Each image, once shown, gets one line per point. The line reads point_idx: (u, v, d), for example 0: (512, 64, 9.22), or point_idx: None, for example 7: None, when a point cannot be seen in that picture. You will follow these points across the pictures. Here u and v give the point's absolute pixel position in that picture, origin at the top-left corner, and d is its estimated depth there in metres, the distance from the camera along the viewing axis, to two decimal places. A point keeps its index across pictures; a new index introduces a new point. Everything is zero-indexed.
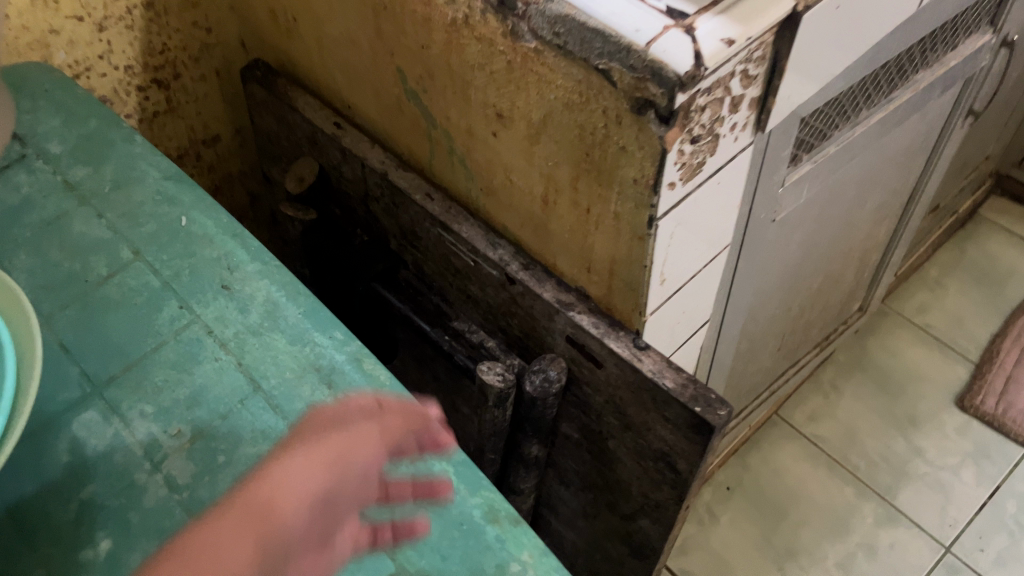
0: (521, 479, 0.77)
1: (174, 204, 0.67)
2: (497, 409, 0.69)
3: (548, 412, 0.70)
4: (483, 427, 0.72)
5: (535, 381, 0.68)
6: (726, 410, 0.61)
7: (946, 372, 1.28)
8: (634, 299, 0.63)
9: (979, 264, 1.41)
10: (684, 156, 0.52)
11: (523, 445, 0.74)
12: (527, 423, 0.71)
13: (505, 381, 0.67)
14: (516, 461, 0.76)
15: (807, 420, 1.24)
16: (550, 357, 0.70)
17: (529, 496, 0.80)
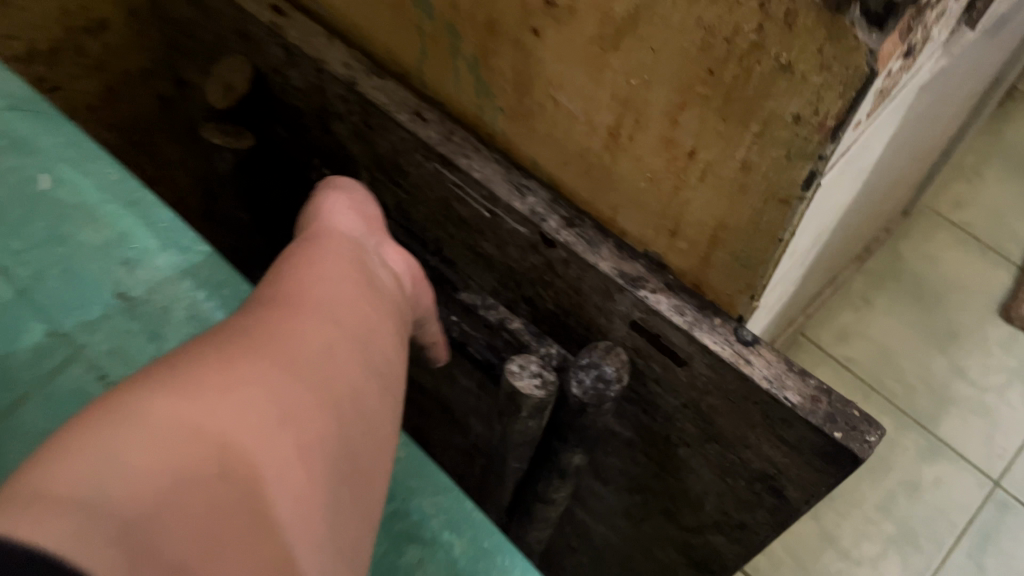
0: (552, 488, 0.59)
1: (31, 153, 0.50)
2: (531, 419, 0.50)
3: (600, 419, 0.50)
4: (509, 434, 0.53)
5: (585, 382, 0.48)
6: (877, 434, 0.43)
7: (987, 278, 1.13)
8: (744, 279, 0.43)
9: (1019, 151, 1.24)
10: (888, 79, 0.31)
11: (560, 454, 0.55)
12: (569, 431, 0.52)
13: (546, 388, 0.47)
14: (547, 468, 0.57)
15: (837, 341, 1.08)
16: (604, 345, 0.51)
17: (560, 502, 0.62)
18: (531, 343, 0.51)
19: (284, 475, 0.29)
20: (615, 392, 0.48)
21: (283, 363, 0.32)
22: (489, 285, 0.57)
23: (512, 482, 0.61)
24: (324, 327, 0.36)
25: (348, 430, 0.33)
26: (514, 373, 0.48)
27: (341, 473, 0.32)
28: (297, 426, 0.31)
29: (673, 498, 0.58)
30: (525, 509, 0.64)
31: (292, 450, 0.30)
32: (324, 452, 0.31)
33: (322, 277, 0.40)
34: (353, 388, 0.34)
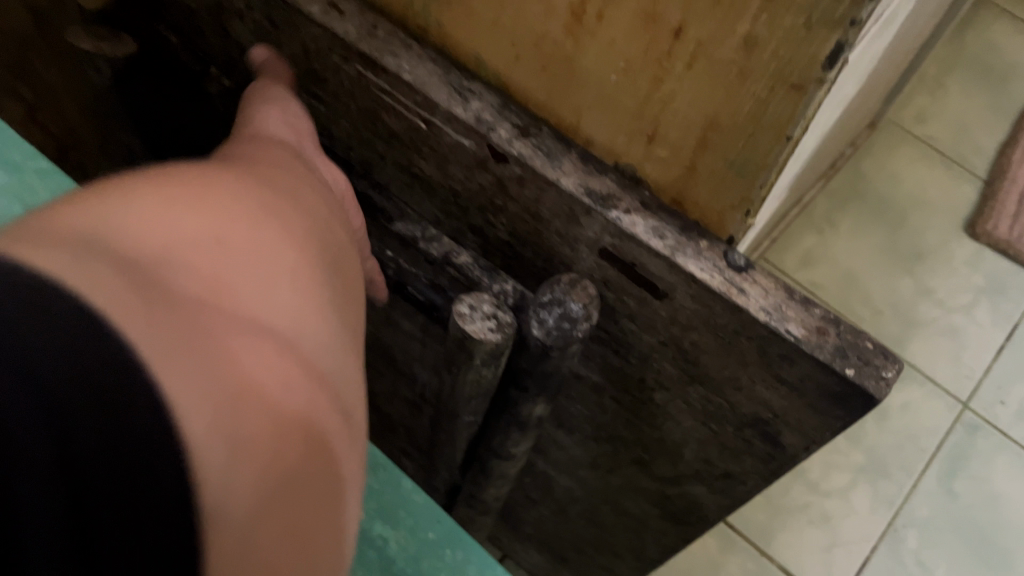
0: (512, 442, 0.52)
1: None
2: (484, 368, 0.42)
3: (565, 364, 0.43)
4: (460, 386, 0.46)
5: (547, 322, 0.41)
6: (895, 369, 0.36)
7: (952, 194, 1.09)
8: (737, 191, 0.36)
9: (981, 58, 1.19)
10: None
11: (519, 406, 0.48)
12: (529, 380, 0.45)
13: (502, 332, 0.40)
14: (505, 421, 0.50)
15: (800, 265, 1.03)
16: (569, 278, 0.42)
17: (520, 456, 0.55)
18: (482, 280, 0.44)
19: (273, 252, 0.29)
20: (583, 333, 0.41)
21: (253, 177, 0.32)
22: (430, 214, 0.48)
23: (464, 437, 0.54)
24: (284, 169, 0.35)
25: (329, 244, 0.32)
26: (463, 314, 0.40)
27: (330, 274, 0.31)
28: (279, 219, 0.30)
29: (646, 447, 0.52)
30: (481, 465, 0.57)
31: (277, 234, 0.29)
32: (310, 247, 0.31)
33: (274, 142, 0.38)
34: (323, 214, 0.34)
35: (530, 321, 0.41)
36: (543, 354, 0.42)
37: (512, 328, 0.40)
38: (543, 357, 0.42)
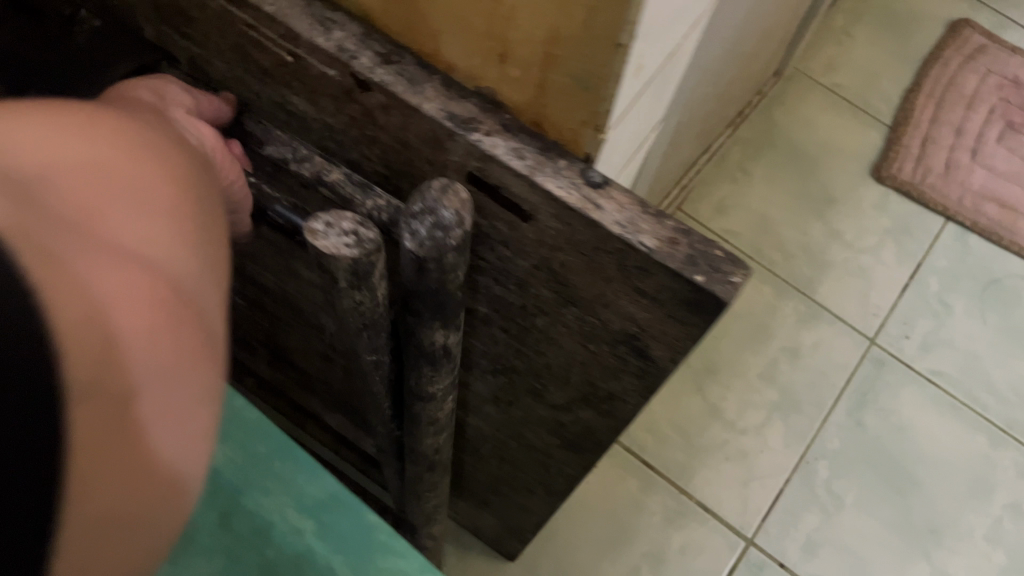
0: (429, 378, 0.48)
1: None
2: (357, 290, 0.38)
3: (454, 277, 0.40)
4: (346, 316, 0.42)
5: (419, 233, 0.37)
6: (742, 274, 0.38)
7: (859, 139, 1.12)
8: (585, 108, 0.37)
9: (887, 6, 1.22)
10: None
11: (421, 335, 0.44)
12: (419, 302, 0.41)
13: (360, 247, 0.35)
14: (415, 356, 0.46)
15: (715, 213, 1.05)
16: (440, 183, 0.39)
17: (446, 396, 0.52)
18: (357, 198, 0.42)
19: (147, 155, 0.27)
20: (457, 240, 0.37)
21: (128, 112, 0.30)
22: None
23: (379, 380, 0.50)
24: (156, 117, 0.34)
25: (209, 178, 0.31)
26: (318, 231, 0.35)
27: (210, 195, 0.29)
28: (155, 137, 0.29)
29: (538, 375, 0.53)
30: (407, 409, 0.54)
31: (155, 145, 0.28)
32: (189, 167, 0.29)
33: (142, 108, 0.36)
34: (200, 157, 0.32)
35: (402, 233, 0.38)
36: (420, 270, 0.39)
37: (376, 241, 0.36)
38: (422, 273, 0.38)
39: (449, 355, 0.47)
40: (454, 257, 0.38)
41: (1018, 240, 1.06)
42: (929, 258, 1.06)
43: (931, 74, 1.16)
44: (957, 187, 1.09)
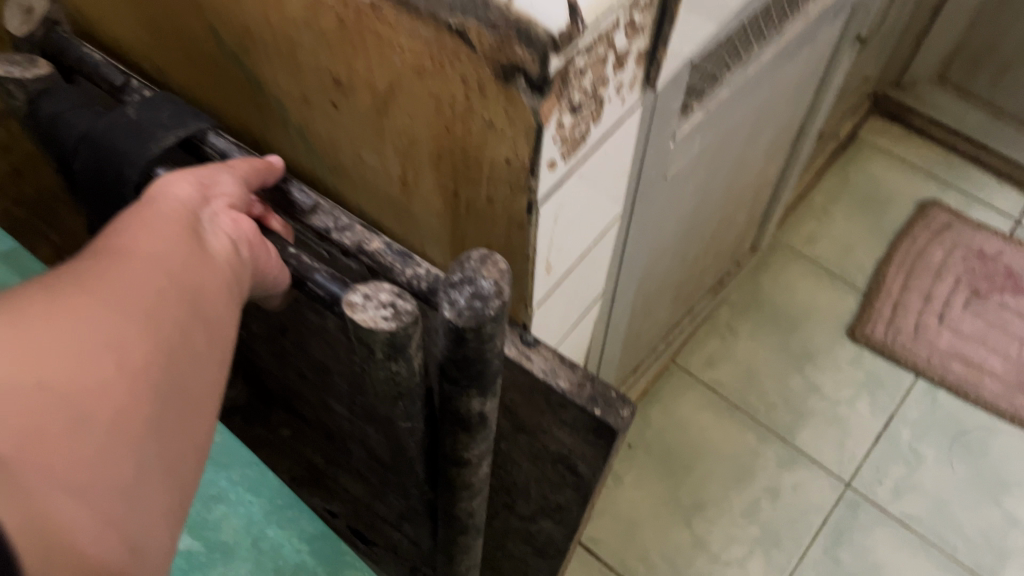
0: (464, 445, 0.48)
1: None
2: (393, 362, 0.39)
3: (492, 345, 0.39)
4: (377, 384, 0.43)
5: (458, 302, 0.38)
6: (629, 409, 0.54)
7: (837, 303, 1.28)
8: (517, 292, 0.54)
9: (862, 188, 1.42)
10: (562, 131, 0.42)
11: (456, 402, 0.44)
12: (454, 370, 0.41)
13: (397, 320, 0.36)
14: (448, 420, 0.46)
15: (704, 365, 1.21)
16: (479, 254, 0.39)
17: (483, 461, 0.51)
18: (397, 269, 0.45)
19: (95, 403, 0.30)
20: (496, 309, 0.37)
21: (112, 294, 0.33)
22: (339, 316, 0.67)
23: (414, 445, 0.51)
24: (166, 257, 0.36)
25: (178, 364, 0.34)
26: (355, 304, 0.37)
27: (167, 403, 0.33)
28: (117, 359, 0.31)
29: (508, 490, 0.68)
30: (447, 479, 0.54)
31: (109, 377, 0.31)
32: (146, 382, 0.32)
33: (176, 214, 0.39)
34: (188, 319, 0.35)
35: (443, 305, 0.38)
36: (459, 341, 0.38)
37: (412, 314, 0.37)
38: (460, 344, 0.38)
39: (486, 420, 0.46)
40: (493, 327, 0.38)
41: (983, 395, 1.18)
42: (901, 410, 1.18)
43: (901, 247, 1.33)
44: (926, 346, 1.23)
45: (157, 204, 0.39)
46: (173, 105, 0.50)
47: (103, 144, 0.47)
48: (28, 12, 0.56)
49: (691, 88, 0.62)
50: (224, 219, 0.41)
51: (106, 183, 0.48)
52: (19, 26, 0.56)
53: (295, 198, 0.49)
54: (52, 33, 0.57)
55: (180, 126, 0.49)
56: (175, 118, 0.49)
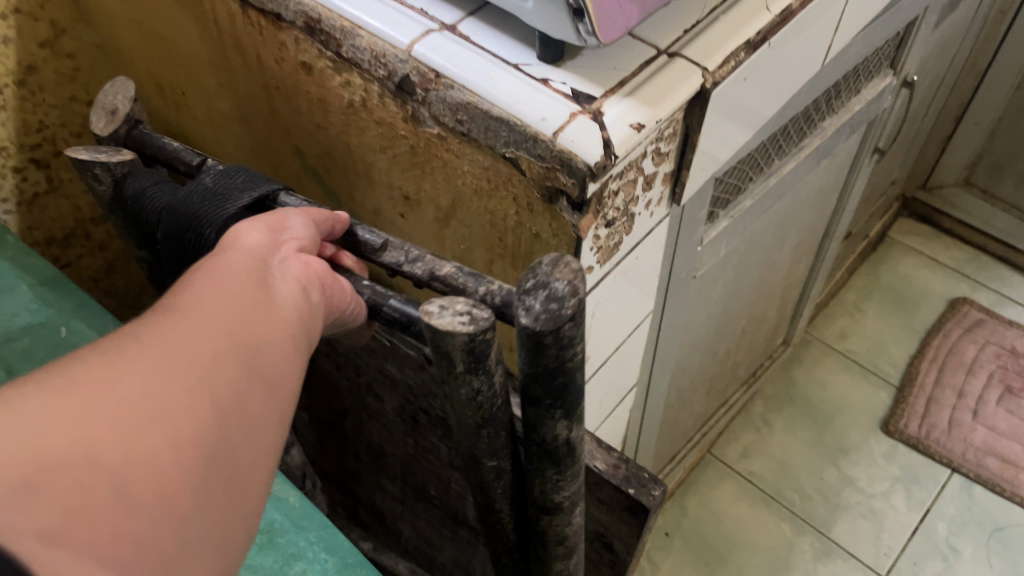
0: (555, 485, 0.48)
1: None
2: (474, 375, 0.40)
3: (574, 351, 0.38)
4: (463, 414, 0.44)
5: (534, 307, 0.37)
6: (660, 489, 0.59)
7: (871, 398, 1.32)
8: None
9: (894, 287, 1.47)
10: (599, 240, 0.50)
11: (543, 429, 0.43)
12: (536, 387, 0.40)
13: (474, 324, 0.37)
14: (537, 456, 0.46)
15: (740, 457, 1.25)
16: (550, 259, 0.38)
17: (574, 508, 0.50)
18: (468, 287, 0.42)
19: (140, 478, 0.28)
20: (573, 307, 0.36)
21: (169, 358, 0.32)
22: (397, 401, 0.74)
23: (501, 491, 0.51)
24: (227, 314, 0.35)
25: (229, 434, 0.32)
26: (432, 312, 0.37)
27: (216, 473, 0.31)
28: (165, 430, 0.30)
29: None
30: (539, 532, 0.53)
31: (157, 450, 0.29)
32: (194, 454, 0.30)
33: (241, 266, 0.38)
34: (243, 381, 0.34)
35: (518, 311, 0.37)
36: (539, 346, 0.37)
37: (489, 321, 0.38)
38: (540, 350, 0.37)
39: (575, 451, 0.45)
40: (573, 328, 0.37)
41: (1020, 491, 1.19)
42: (937, 505, 1.19)
43: (932, 344, 1.37)
44: (960, 442, 1.25)
45: (224, 256, 0.38)
46: (247, 171, 0.49)
47: (181, 212, 0.46)
48: (112, 111, 0.57)
49: (715, 199, 0.69)
50: (295, 264, 0.40)
51: (187, 251, 0.46)
52: (103, 125, 0.56)
53: (363, 236, 0.47)
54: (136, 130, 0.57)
55: (256, 186, 0.47)
56: (249, 181, 0.48)
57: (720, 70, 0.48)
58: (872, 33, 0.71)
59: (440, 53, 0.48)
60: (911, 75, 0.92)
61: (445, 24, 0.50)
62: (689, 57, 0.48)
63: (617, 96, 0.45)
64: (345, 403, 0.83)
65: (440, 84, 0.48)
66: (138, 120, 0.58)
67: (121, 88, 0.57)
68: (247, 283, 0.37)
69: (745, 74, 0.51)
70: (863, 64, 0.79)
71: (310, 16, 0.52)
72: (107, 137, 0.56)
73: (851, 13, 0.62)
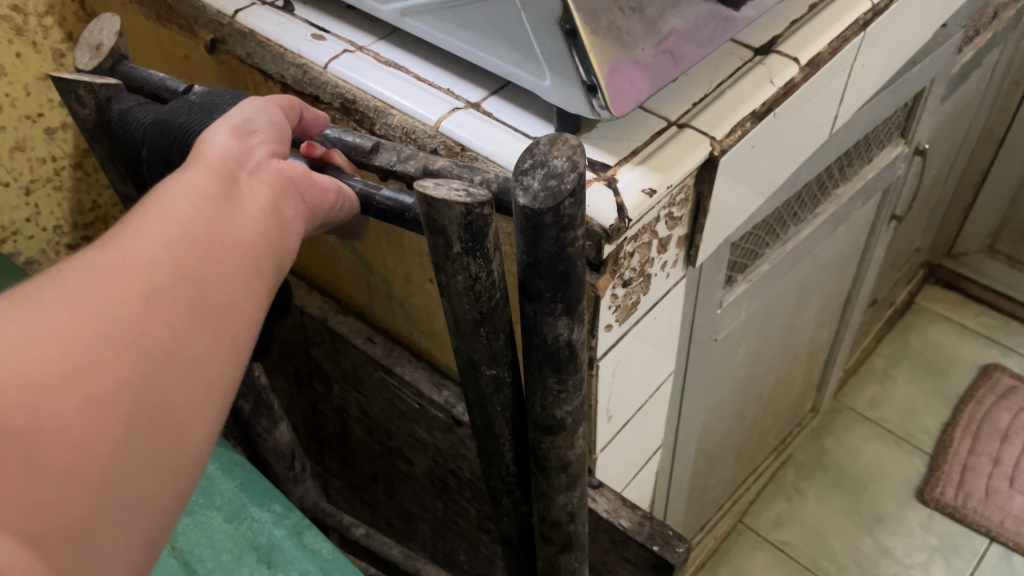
0: (556, 398, 0.46)
1: None
2: (471, 259, 0.39)
3: (573, 235, 0.39)
4: (460, 308, 0.43)
5: (533, 186, 0.37)
6: (684, 545, 0.60)
7: (905, 466, 1.31)
8: None
9: (923, 354, 1.48)
10: (617, 299, 0.53)
11: (543, 329, 0.43)
12: (537, 277, 0.40)
13: (472, 198, 0.37)
14: (538, 362, 0.45)
15: (773, 526, 1.24)
16: (548, 139, 0.39)
17: (577, 428, 0.48)
18: (463, 175, 0.43)
19: (53, 438, 0.28)
20: (573, 182, 0.37)
21: (96, 299, 0.32)
22: (426, 464, 0.76)
23: (501, 411, 0.49)
24: (172, 245, 0.34)
25: (161, 380, 0.32)
26: (428, 186, 0.37)
27: (152, 413, 0.31)
28: (85, 381, 0.30)
29: None
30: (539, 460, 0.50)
31: (72, 404, 0.29)
32: (118, 405, 0.30)
33: (200, 186, 0.37)
34: (183, 321, 0.33)
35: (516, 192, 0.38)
36: (539, 226, 0.38)
37: (485, 198, 0.38)
38: (539, 232, 0.38)
39: (577, 354, 0.44)
40: (573, 207, 0.37)
41: None
42: None
43: (965, 411, 1.36)
44: (999, 510, 1.23)
45: (184, 174, 0.38)
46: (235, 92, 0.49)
47: (173, 128, 0.46)
48: (97, 46, 0.53)
49: (733, 263, 0.72)
50: (267, 172, 0.41)
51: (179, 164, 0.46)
52: (87, 61, 0.53)
53: (354, 141, 0.47)
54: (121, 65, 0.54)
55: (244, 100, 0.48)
56: (237, 95, 0.48)
57: (728, 138, 0.51)
58: (879, 103, 0.74)
59: (466, 127, 0.52)
60: (923, 143, 0.95)
61: (470, 102, 0.54)
62: (698, 127, 0.51)
63: (630, 164, 0.49)
64: (376, 468, 0.85)
65: (466, 156, 0.52)
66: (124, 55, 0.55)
67: (108, 24, 0.54)
68: (203, 204, 0.37)
69: (753, 141, 0.54)
70: (874, 134, 0.82)
71: (346, 97, 0.57)
72: (91, 71, 0.53)
73: (855, 85, 0.65)
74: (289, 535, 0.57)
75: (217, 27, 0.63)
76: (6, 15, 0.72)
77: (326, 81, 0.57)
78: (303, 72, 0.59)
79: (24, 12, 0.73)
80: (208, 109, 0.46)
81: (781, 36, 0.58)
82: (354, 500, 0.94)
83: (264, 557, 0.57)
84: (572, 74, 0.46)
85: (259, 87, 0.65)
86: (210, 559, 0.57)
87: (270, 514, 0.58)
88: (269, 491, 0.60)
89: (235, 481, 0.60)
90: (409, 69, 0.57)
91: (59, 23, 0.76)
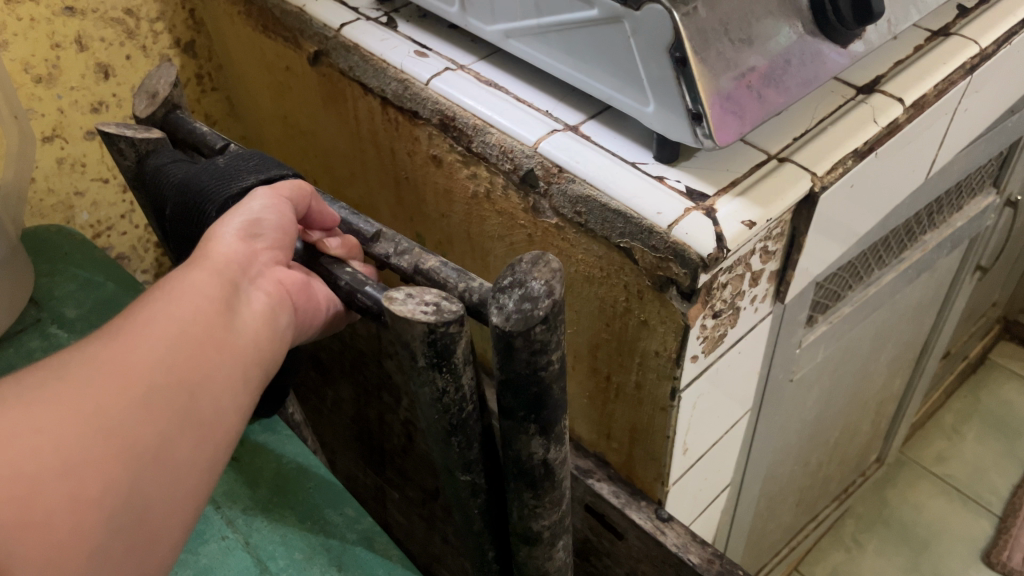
0: (533, 512, 0.49)
1: None
2: (437, 373, 0.41)
3: (548, 362, 0.40)
4: (431, 417, 0.45)
5: (508, 307, 0.39)
6: None
7: (970, 526, 1.27)
8: (654, 469, 0.62)
9: (995, 412, 1.43)
10: (705, 330, 0.52)
11: (519, 446, 0.45)
12: (510, 398, 0.42)
13: (437, 314, 0.39)
14: (515, 478, 0.47)
15: None
16: (532, 259, 0.40)
17: (555, 542, 0.52)
18: (450, 281, 0.44)
19: (37, 533, 0.30)
20: (544, 309, 0.38)
21: (95, 400, 0.34)
22: None
23: (479, 511, 0.52)
24: (172, 351, 0.37)
25: (144, 486, 0.34)
26: (397, 299, 0.40)
27: (127, 518, 0.33)
28: (74, 485, 0.32)
29: None
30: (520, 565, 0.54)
31: (60, 504, 0.31)
32: (102, 508, 0.32)
33: (205, 290, 0.40)
34: (173, 428, 0.36)
35: (492, 310, 0.39)
36: (511, 348, 0.39)
37: (454, 316, 0.39)
38: (510, 353, 0.39)
39: (552, 475, 0.46)
40: (545, 332, 0.38)
41: None
42: None
43: None
44: None
45: (192, 274, 0.41)
46: (262, 155, 0.52)
47: (191, 189, 0.49)
48: (153, 94, 0.60)
49: (816, 303, 0.70)
50: (268, 282, 0.44)
51: (192, 226, 0.49)
52: (143, 108, 0.60)
53: (357, 225, 0.50)
54: (172, 114, 0.60)
55: (263, 170, 0.49)
56: (260, 164, 0.50)
57: (829, 175, 0.51)
58: (975, 151, 0.73)
59: (565, 150, 0.52)
60: (1013, 194, 0.93)
61: (569, 125, 0.54)
62: (799, 163, 0.51)
63: (728, 195, 0.49)
64: (437, 483, 0.85)
65: (563, 177, 0.52)
66: (177, 105, 0.61)
67: (165, 74, 0.60)
68: (205, 311, 0.39)
69: (851, 181, 0.54)
70: (964, 181, 0.80)
71: (445, 114, 0.58)
72: (144, 119, 0.59)
73: (955, 131, 0.64)
74: (360, 540, 0.58)
75: (321, 40, 0.65)
76: (120, 18, 0.75)
77: (427, 96, 0.58)
78: (404, 88, 0.60)
79: (136, 16, 0.77)
80: (226, 172, 0.49)
81: (885, 76, 0.57)
82: (413, 512, 0.95)
83: (334, 559, 0.57)
84: (677, 102, 0.46)
85: (357, 99, 0.66)
86: (283, 557, 0.57)
87: (343, 517, 0.59)
88: (344, 496, 0.61)
89: (307, 485, 0.62)
90: (509, 89, 0.57)
91: (168, 29, 0.80)
